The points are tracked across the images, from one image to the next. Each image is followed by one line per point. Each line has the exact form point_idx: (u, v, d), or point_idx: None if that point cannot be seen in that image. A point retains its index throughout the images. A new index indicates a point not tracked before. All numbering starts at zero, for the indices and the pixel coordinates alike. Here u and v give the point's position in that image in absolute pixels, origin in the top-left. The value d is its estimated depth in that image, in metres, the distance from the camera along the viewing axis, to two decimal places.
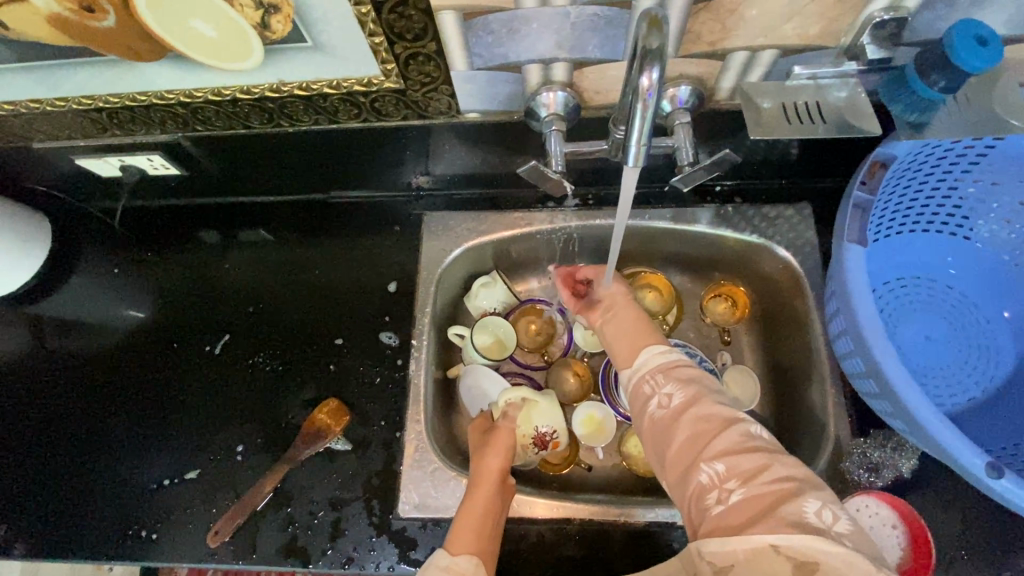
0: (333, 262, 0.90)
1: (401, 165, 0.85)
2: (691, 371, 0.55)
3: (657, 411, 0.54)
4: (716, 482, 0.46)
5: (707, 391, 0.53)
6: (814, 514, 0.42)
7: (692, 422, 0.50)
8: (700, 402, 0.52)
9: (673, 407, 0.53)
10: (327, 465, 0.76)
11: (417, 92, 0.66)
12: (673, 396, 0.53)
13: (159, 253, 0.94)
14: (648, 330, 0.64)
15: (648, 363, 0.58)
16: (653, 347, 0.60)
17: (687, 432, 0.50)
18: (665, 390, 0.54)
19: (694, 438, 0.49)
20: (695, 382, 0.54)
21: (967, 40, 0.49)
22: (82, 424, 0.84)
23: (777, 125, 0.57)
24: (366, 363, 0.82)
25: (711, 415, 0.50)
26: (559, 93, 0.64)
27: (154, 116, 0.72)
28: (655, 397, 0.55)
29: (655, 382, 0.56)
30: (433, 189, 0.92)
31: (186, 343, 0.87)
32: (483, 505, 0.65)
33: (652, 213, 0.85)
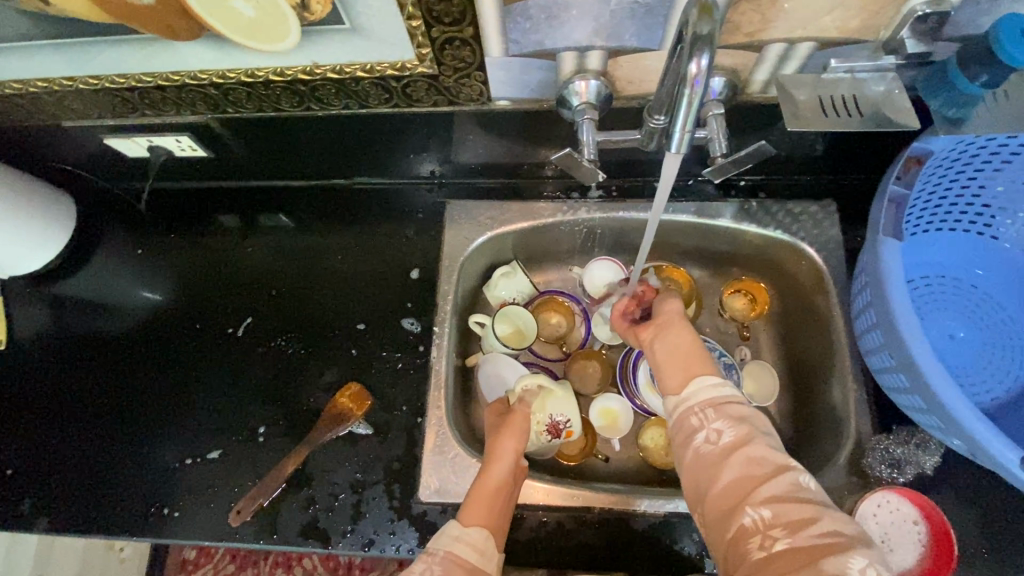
0: (355, 248, 0.91)
1: (426, 153, 0.85)
2: (742, 410, 0.55)
3: (704, 446, 0.53)
4: (760, 527, 0.47)
5: (759, 434, 0.53)
6: (858, 571, 0.42)
7: (741, 464, 0.51)
8: (751, 444, 0.52)
9: (723, 445, 0.53)
10: (348, 449, 0.76)
11: (449, 78, 0.66)
12: (723, 433, 0.53)
13: (182, 235, 0.94)
14: (700, 355, 0.62)
15: (698, 394, 0.57)
16: (704, 375, 0.59)
17: (736, 474, 0.50)
18: (714, 425, 0.54)
19: (743, 481, 0.50)
20: (745, 421, 0.54)
21: (1010, 36, 0.49)
22: (105, 402, 0.84)
23: (814, 117, 0.57)
24: (387, 349, 0.82)
25: (761, 460, 0.51)
26: (592, 82, 0.64)
27: (185, 97, 0.72)
28: (704, 431, 0.54)
29: (704, 415, 0.55)
30: (456, 178, 0.92)
31: (209, 326, 0.88)
32: (496, 483, 0.66)
33: (676, 207, 0.85)
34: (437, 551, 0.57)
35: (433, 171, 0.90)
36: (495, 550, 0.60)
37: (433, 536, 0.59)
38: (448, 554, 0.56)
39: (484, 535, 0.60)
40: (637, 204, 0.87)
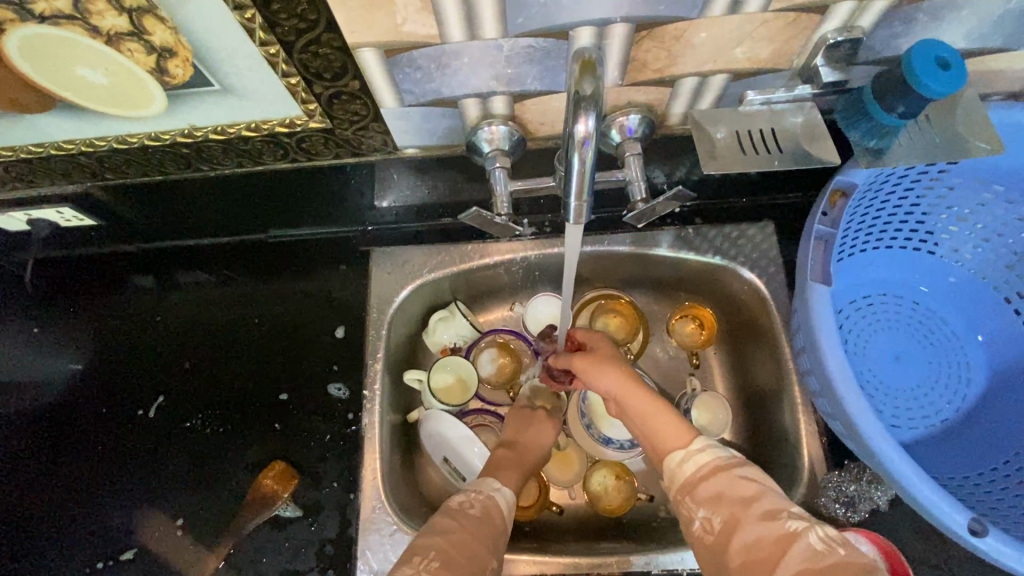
0: (277, 307, 0.84)
1: (343, 203, 0.79)
2: (722, 482, 0.52)
3: (704, 537, 0.51)
4: None
5: (746, 508, 0.49)
6: None
7: (743, 552, 0.47)
8: (742, 526, 0.48)
9: (718, 533, 0.50)
10: (276, 536, 0.70)
11: (346, 130, 0.61)
12: (711, 521, 0.50)
13: (83, 307, 0.86)
14: (662, 421, 0.59)
15: (676, 477, 0.55)
16: (672, 455, 0.56)
17: (740, 564, 0.47)
18: (701, 514, 0.51)
19: (753, 571, 0.46)
20: (729, 498, 0.50)
21: (926, 60, 0.46)
22: (2, 505, 0.76)
23: (731, 156, 0.54)
24: (315, 418, 0.76)
25: (761, 541, 0.47)
26: (502, 126, 0.59)
27: (57, 167, 0.65)
28: (697, 521, 0.52)
29: (688, 504, 0.53)
30: (381, 223, 0.86)
31: (117, 408, 0.80)
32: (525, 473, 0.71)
33: (611, 239, 0.81)
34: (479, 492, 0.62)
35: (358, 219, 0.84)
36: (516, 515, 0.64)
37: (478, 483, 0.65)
38: (489, 497, 0.62)
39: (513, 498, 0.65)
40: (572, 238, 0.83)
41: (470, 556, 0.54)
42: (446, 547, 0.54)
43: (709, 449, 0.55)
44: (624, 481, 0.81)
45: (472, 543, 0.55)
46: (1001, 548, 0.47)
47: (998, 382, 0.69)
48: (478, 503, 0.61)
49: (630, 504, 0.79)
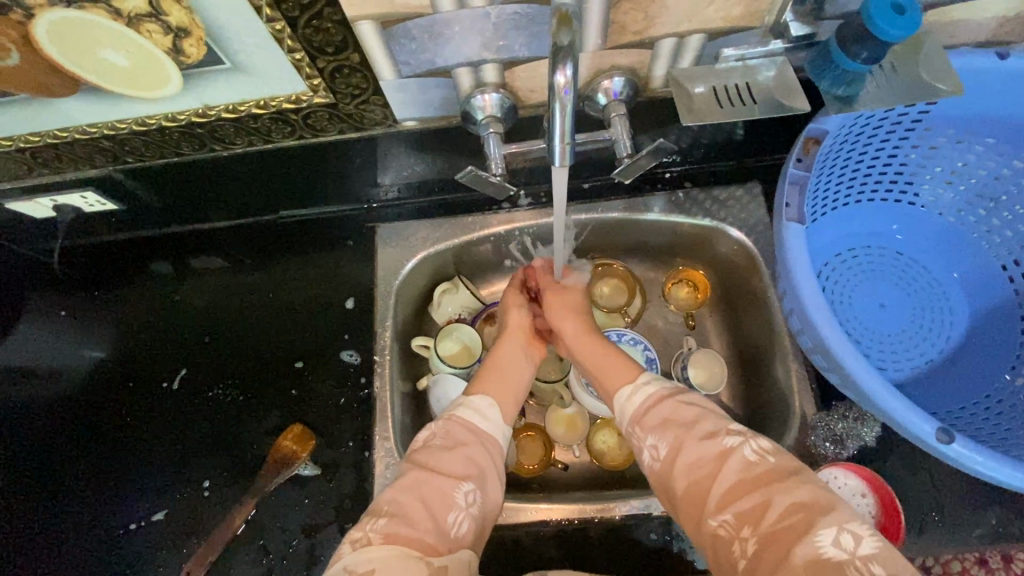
0: (288, 283, 0.88)
1: (350, 182, 0.83)
2: (667, 412, 0.57)
3: (652, 465, 0.56)
4: (731, 532, 0.47)
5: (688, 432, 0.54)
6: (830, 545, 0.43)
7: (685, 472, 0.52)
8: (683, 448, 0.53)
9: (663, 458, 0.54)
10: (297, 492, 0.74)
11: (348, 104, 0.65)
12: (658, 448, 0.55)
13: (105, 290, 0.91)
14: (616, 368, 0.66)
15: (627, 411, 0.60)
16: (622, 393, 0.62)
17: (685, 484, 0.52)
18: (649, 443, 0.56)
19: (696, 487, 0.51)
20: (671, 424, 0.55)
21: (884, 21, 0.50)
22: (39, 474, 0.81)
23: (708, 109, 0.57)
24: (328, 384, 0.80)
25: (701, 460, 0.52)
26: (493, 95, 0.63)
27: (81, 152, 0.70)
28: (646, 450, 0.56)
29: (637, 436, 0.58)
30: (386, 200, 0.90)
31: (142, 383, 0.85)
32: (498, 369, 0.71)
33: (604, 206, 0.85)
34: (442, 418, 0.63)
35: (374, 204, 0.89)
36: (498, 416, 0.65)
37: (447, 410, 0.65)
38: (449, 420, 0.62)
39: (489, 404, 0.65)
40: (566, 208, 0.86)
41: (433, 500, 0.54)
42: (400, 501, 0.54)
43: (654, 385, 0.61)
44: (626, 439, 0.84)
45: (429, 486, 0.55)
46: (969, 454, 0.50)
47: (981, 322, 0.72)
48: (441, 429, 0.61)
49: (631, 461, 0.83)
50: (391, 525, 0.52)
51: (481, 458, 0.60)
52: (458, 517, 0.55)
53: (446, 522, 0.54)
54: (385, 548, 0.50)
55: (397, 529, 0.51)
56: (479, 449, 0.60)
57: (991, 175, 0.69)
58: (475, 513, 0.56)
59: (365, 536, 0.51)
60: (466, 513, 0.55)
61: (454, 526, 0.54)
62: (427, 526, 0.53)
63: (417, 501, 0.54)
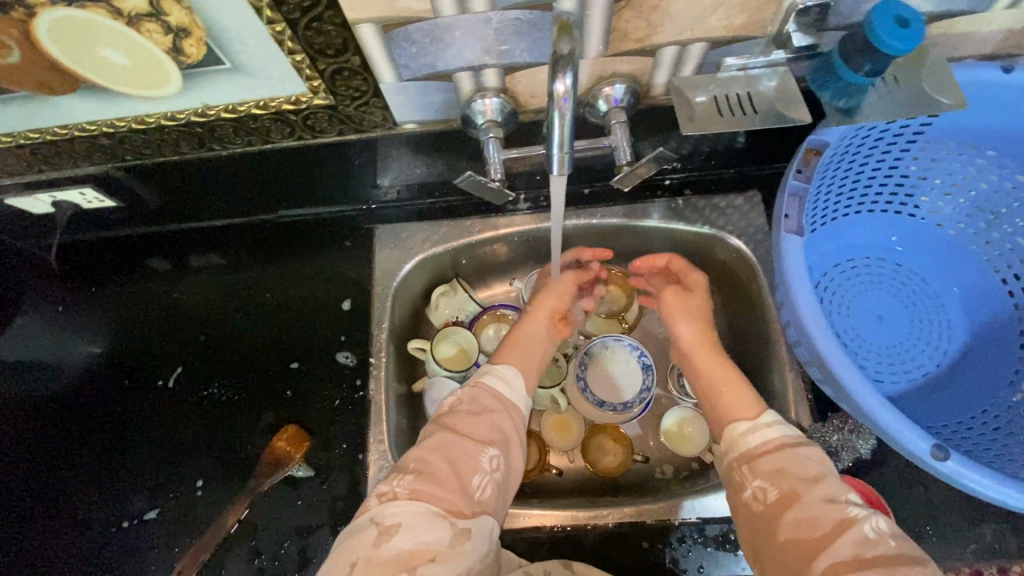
0: (285, 283, 0.88)
1: (350, 183, 0.83)
2: (784, 459, 0.55)
3: (753, 505, 0.55)
4: None
5: (808, 487, 0.53)
6: None
7: (794, 526, 0.51)
8: (800, 504, 0.52)
9: (770, 503, 0.54)
10: (290, 493, 0.74)
11: (349, 106, 0.65)
12: (768, 491, 0.54)
13: (103, 286, 0.91)
14: (734, 394, 0.64)
15: (738, 447, 0.59)
16: (737, 425, 0.61)
17: (788, 537, 0.51)
18: (758, 483, 0.55)
19: (801, 544, 0.50)
20: (785, 471, 0.55)
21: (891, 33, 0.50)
22: (34, 469, 0.81)
23: (709, 118, 0.57)
24: (324, 384, 0.80)
25: (816, 519, 0.50)
26: (494, 100, 0.63)
27: (80, 149, 0.69)
28: (749, 489, 0.56)
29: (743, 472, 0.57)
30: (386, 201, 0.89)
31: (138, 380, 0.85)
32: (525, 341, 0.74)
33: (603, 212, 0.85)
34: (470, 385, 0.66)
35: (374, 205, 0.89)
36: (522, 386, 0.68)
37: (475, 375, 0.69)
38: (477, 387, 0.65)
39: (514, 373, 0.68)
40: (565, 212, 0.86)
41: (461, 461, 0.57)
42: (427, 460, 0.57)
43: (780, 428, 0.58)
44: (621, 445, 0.85)
45: (457, 451, 0.58)
46: (964, 471, 0.50)
47: (979, 337, 0.72)
48: (468, 396, 0.64)
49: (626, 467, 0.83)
50: (417, 482, 0.55)
51: (505, 425, 0.63)
52: (482, 481, 0.58)
53: (471, 484, 0.57)
54: (411, 504, 0.53)
55: (422, 488, 0.54)
56: (504, 416, 0.63)
57: (992, 189, 0.69)
58: (498, 479, 0.59)
59: (394, 491, 0.54)
60: (489, 478, 0.58)
61: (478, 489, 0.57)
62: (452, 486, 0.55)
63: (445, 461, 0.57)
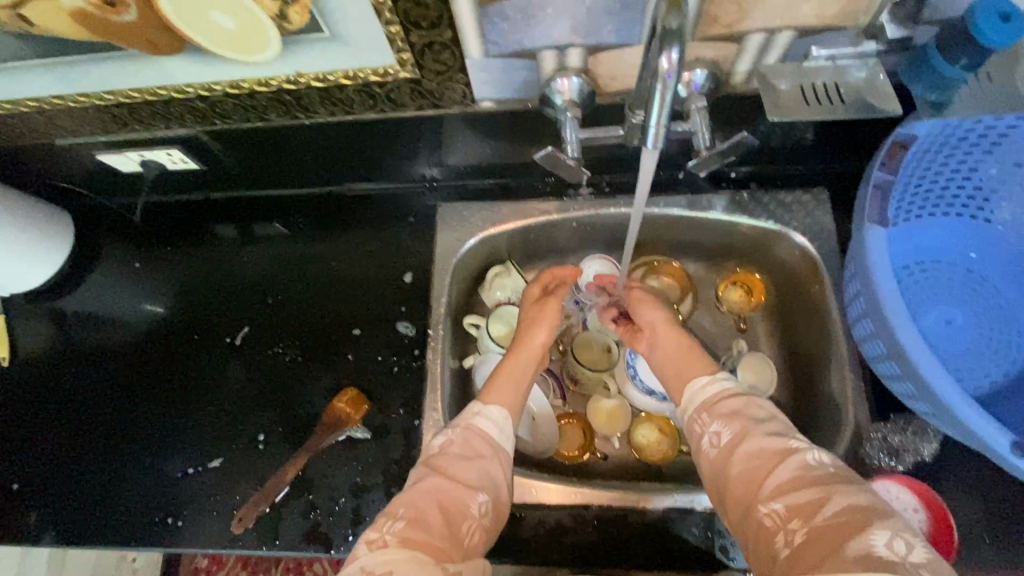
0: (348, 254, 0.91)
1: (418, 159, 0.85)
2: (734, 404, 0.60)
3: (710, 451, 0.58)
4: (779, 523, 0.49)
5: (755, 425, 0.57)
6: (883, 546, 0.43)
7: (744, 460, 0.54)
8: (749, 438, 0.56)
9: (724, 445, 0.57)
10: (347, 453, 0.77)
11: (432, 81, 0.67)
12: (721, 435, 0.58)
13: (178, 246, 0.95)
14: (693, 360, 0.69)
15: (696, 401, 0.63)
16: (697, 380, 0.65)
17: (740, 472, 0.54)
18: (713, 429, 0.59)
19: (752, 476, 0.53)
20: (738, 415, 0.59)
21: (1005, 31, 0.50)
22: (108, 413, 0.86)
23: (795, 106, 0.58)
24: (383, 353, 0.83)
25: (762, 452, 0.54)
26: (573, 79, 0.63)
27: (174, 111, 0.73)
28: (706, 436, 0.59)
29: (703, 421, 0.61)
30: (450, 180, 0.92)
31: (206, 337, 0.89)
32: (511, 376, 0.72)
33: (666, 201, 0.85)
34: (460, 426, 0.65)
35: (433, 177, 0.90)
36: (511, 427, 0.67)
37: (461, 415, 0.68)
38: (468, 429, 0.64)
39: (504, 415, 0.68)
40: (627, 201, 0.87)
41: (449, 506, 0.56)
42: (416, 505, 0.55)
43: (723, 381, 0.64)
44: (665, 436, 0.85)
45: (445, 496, 0.57)
46: None
47: None
48: (458, 438, 0.63)
49: (671, 456, 0.84)
50: (408, 529, 0.53)
51: (495, 471, 0.62)
52: (472, 527, 0.56)
53: (461, 530, 0.56)
54: (401, 550, 0.51)
55: (414, 535, 0.52)
56: (493, 462, 0.62)
57: None
58: (487, 525, 0.58)
59: (382, 538, 0.52)
60: (478, 524, 0.57)
61: (467, 536, 0.56)
62: (441, 532, 0.54)
63: (435, 506, 0.55)
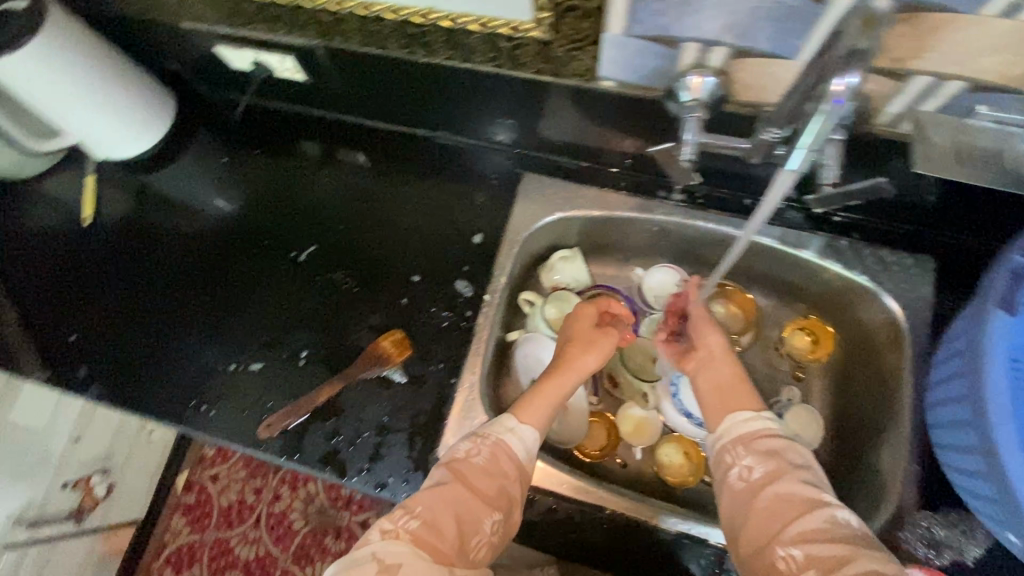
0: (425, 200, 0.90)
1: (489, 117, 0.84)
2: (774, 446, 0.63)
3: (736, 482, 0.62)
4: (793, 564, 0.53)
5: (792, 469, 0.60)
6: None
7: (772, 500, 0.58)
8: (780, 482, 0.59)
9: (754, 480, 0.60)
10: (381, 391, 0.78)
11: (561, 47, 0.64)
12: (754, 470, 0.61)
13: (265, 153, 0.97)
14: (741, 392, 0.70)
15: (733, 431, 0.66)
16: (740, 413, 0.67)
17: (763, 509, 0.58)
18: (746, 463, 0.62)
19: (776, 516, 0.57)
20: (774, 457, 0.62)
21: None
22: (167, 292, 0.89)
23: (944, 161, 0.58)
24: (436, 305, 0.83)
25: (790, 497, 0.58)
26: (705, 79, 0.60)
27: (298, 18, 0.72)
28: (736, 467, 0.62)
29: (736, 453, 0.64)
30: (518, 149, 0.90)
31: (274, 247, 0.90)
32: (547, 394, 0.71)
33: (758, 228, 0.81)
34: (488, 438, 0.65)
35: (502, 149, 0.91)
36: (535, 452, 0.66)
37: (491, 423, 0.67)
38: (494, 445, 0.64)
39: (531, 438, 0.66)
40: (716, 217, 0.84)
41: (464, 515, 0.58)
42: (434, 509, 0.57)
43: (767, 420, 0.66)
44: (690, 461, 0.83)
45: (464, 507, 0.58)
46: None
47: None
48: (485, 451, 0.63)
49: (691, 482, 0.82)
50: (421, 529, 0.55)
51: (513, 487, 0.62)
52: (481, 540, 0.58)
53: (471, 542, 0.57)
54: (410, 548, 0.54)
55: (428, 537, 0.55)
56: (515, 483, 0.63)
57: None
58: (495, 540, 0.60)
59: (395, 531, 0.55)
60: (487, 539, 0.59)
61: (474, 548, 0.57)
62: (451, 540, 0.56)
63: (451, 516, 0.57)
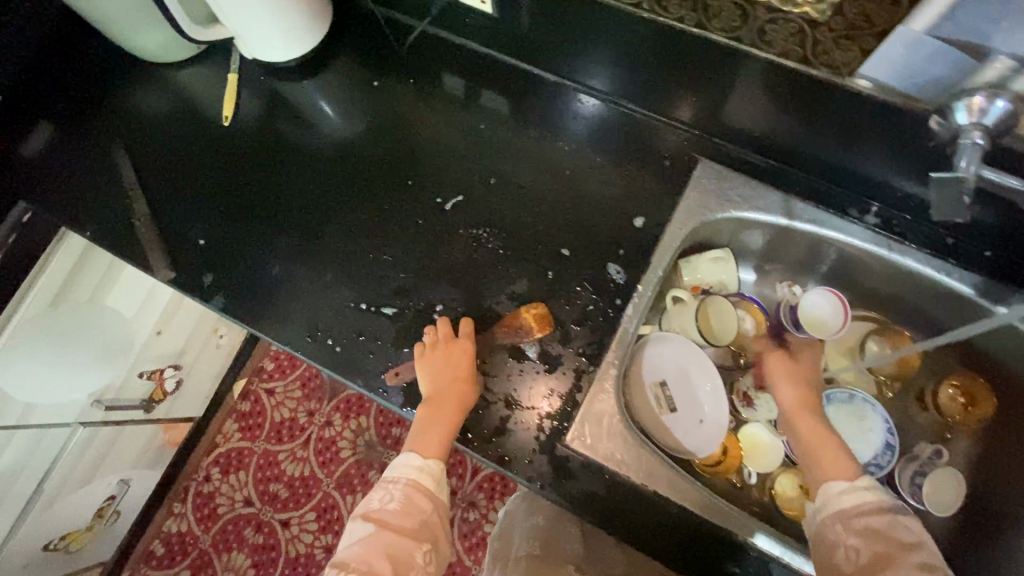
0: (586, 168, 0.83)
1: (601, 62, 0.78)
2: (878, 522, 0.60)
3: (843, 563, 0.60)
4: None
5: (899, 550, 0.58)
6: None
7: None
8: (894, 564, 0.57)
9: (863, 564, 0.58)
10: (515, 364, 0.74)
11: (828, 33, 0.56)
12: (861, 551, 0.59)
13: (418, 84, 0.91)
14: (835, 458, 0.67)
15: (832, 504, 0.63)
16: (835, 483, 0.64)
17: None
18: (850, 543, 0.60)
19: None
20: (880, 536, 0.59)
21: None
22: (299, 213, 0.85)
23: None
24: (583, 285, 0.77)
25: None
26: (998, 101, 0.53)
27: None
28: (840, 547, 0.60)
29: (838, 530, 0.61)
30: (627, 103, 0.84)
31: (417, 187, 0.85)
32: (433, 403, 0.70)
33: (954, 272, 0.75)
34: (401, 481, 0.70)
35: (597, 97, 0.86)
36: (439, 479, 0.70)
37: (396, 466, 0.72)
38: (409, 488, 0.69)
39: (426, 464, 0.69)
40: (910, 251, 0.76)
41: (394, 558, 0.65)
42: (369, 560, 0.65)
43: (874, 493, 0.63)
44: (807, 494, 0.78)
45: (395, 547, 0.66)
46: None
47: None
48: (400, 496, 0.69)
49: (806, 517, 0.77)
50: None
51: (432, 518, 0.69)
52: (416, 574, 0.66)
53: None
54: None
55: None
56: (433, 514, 0.69)
57: None
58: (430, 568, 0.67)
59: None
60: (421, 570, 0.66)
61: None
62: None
63: (383, 561, 0.64)
